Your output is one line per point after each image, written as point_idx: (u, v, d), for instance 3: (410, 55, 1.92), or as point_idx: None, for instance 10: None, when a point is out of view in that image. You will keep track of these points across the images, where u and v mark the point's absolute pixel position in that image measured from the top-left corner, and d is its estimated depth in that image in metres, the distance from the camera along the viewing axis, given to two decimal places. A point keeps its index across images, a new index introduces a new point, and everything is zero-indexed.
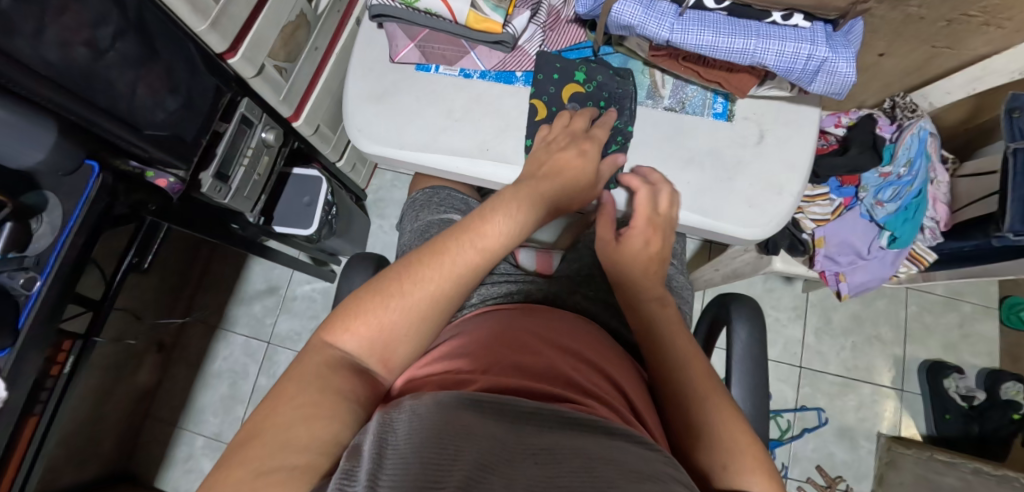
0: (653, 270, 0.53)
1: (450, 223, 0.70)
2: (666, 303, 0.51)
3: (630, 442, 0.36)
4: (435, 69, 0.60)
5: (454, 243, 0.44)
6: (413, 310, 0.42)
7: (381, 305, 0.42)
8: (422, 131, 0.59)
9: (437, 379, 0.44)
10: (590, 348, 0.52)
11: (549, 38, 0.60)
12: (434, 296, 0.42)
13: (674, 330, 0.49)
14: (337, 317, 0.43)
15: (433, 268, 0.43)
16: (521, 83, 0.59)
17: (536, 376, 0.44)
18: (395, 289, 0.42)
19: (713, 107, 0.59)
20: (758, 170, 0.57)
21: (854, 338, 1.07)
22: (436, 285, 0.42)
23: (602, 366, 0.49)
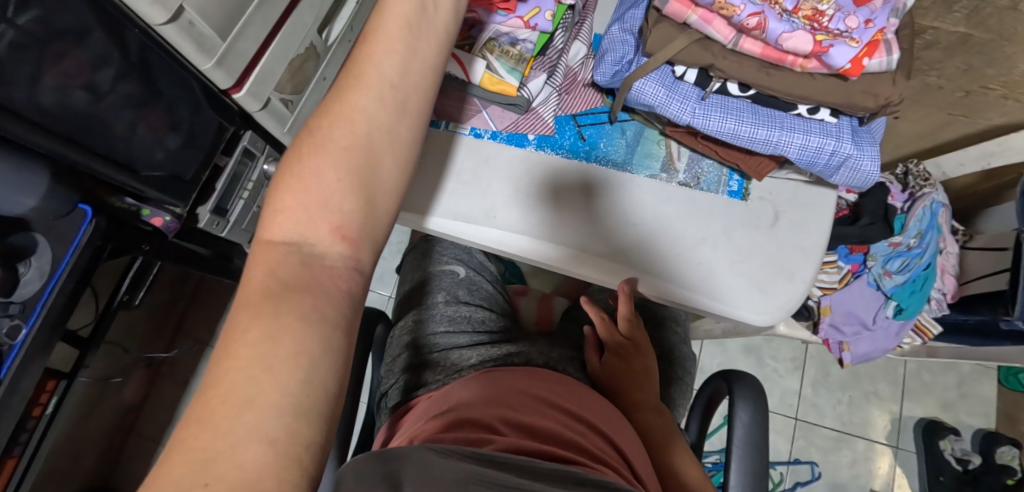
0: (645, 387, 0.59)
1: (454, 276, 0.69)
2: (658, 419, 0.57)
3: None
4: (445, 125, 0.59)
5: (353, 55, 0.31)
6: (359, 141, 0.29)
7: (307, 174, 0.28)
8: (428, 192, 0.57)
9: (455, 435, 0.43)
10: (615, 426, 0.52)
11: (565, 102, 0.59)
12: (360, 125, 0.29)
13: (656, 431, 0.56)
14: (268, 194, 0.29)
15: (350, 93, 0.30)
16: (533, 147, 0.58)
17: (538, 441, 0.43)
18: (320, 130, 0.29)
19: (728, 184, 0.57)
20: (769, 252, 0.55)
21: (851, 392, 1.06)
22: (355, 107, 0.29)
23: (610, 434, 0.49)
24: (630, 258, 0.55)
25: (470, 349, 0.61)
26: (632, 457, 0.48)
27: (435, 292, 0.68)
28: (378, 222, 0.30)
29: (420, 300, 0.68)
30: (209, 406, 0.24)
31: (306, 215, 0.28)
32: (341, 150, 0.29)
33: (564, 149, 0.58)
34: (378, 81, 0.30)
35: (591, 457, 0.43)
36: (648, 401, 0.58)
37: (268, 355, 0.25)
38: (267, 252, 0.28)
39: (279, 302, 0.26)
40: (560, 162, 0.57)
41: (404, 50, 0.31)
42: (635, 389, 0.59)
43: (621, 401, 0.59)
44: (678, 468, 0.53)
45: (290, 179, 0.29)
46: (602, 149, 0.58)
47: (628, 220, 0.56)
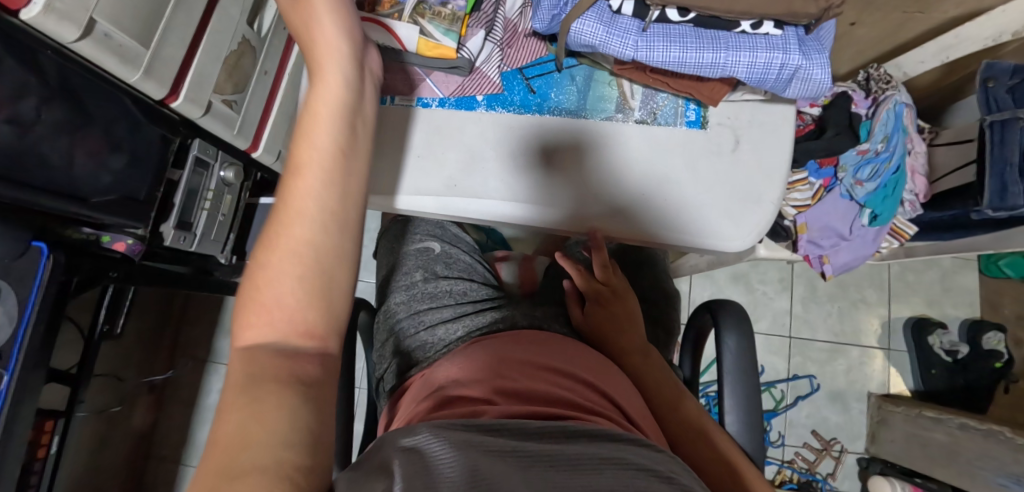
0: (630, 332, 0.60)
1: (429, 252, 0.69)
2: (647, 361, 0.58)
3: (646, 446, 0.36)
4: (390, 100, 0.57)
5: (282, 188, 0.30)
6: (311, 261, 0.29)
7: (266, 303, 0.28)
8: (385, 172, 0.56)
9: (449, 411, 0.43)
10: (609, 379, 0.52)
11: (508, 56, 0.56)
12: (309, 251, 0.29)
13: (649, 376, 0.57)
14: (233, 320, 0.29)
15: (291, 223, 0.29)
16: (483, 108, 0.56)
17: (532, 404, 0.43)
18: (272, 263, 0.29)
19: (686, 115, 0.56)
20: (735, 177, 0.55)
21: (840, 303, 1.07)
22: (302, 234, 0.29)
23: (603, 387, 0.49)
24: (601, 205, 0.54)
25: (456, 322, 0.60)
26: (627, 406, 0.49)
27: (412, 271, 0.68)
28: (340, 316, 0.30)
29: (399, 282, 0.68)
30: (208, 471, 0.23)
31: (274, 328, 0.28)
32: (295, 275, 0.29)
33: (515, 105, 0.56)
34: (317, 209, 0.30)
35: (589, 410, 0.43)
36: (633, 345, 0.59)
37: (253, 423, 0.24)
38: (242, 359, 0.27)
39: (255, 391, 0.25)
40: (512, 121, 0.56)
41: (336, 172, 0.31)
42: (621, 336, 0.60)
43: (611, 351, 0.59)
44: (676, 409, 0.54)
45: (254, 314, 0.28)
46: (553, 98, 0.56)
47: (594, 168, 0.55)
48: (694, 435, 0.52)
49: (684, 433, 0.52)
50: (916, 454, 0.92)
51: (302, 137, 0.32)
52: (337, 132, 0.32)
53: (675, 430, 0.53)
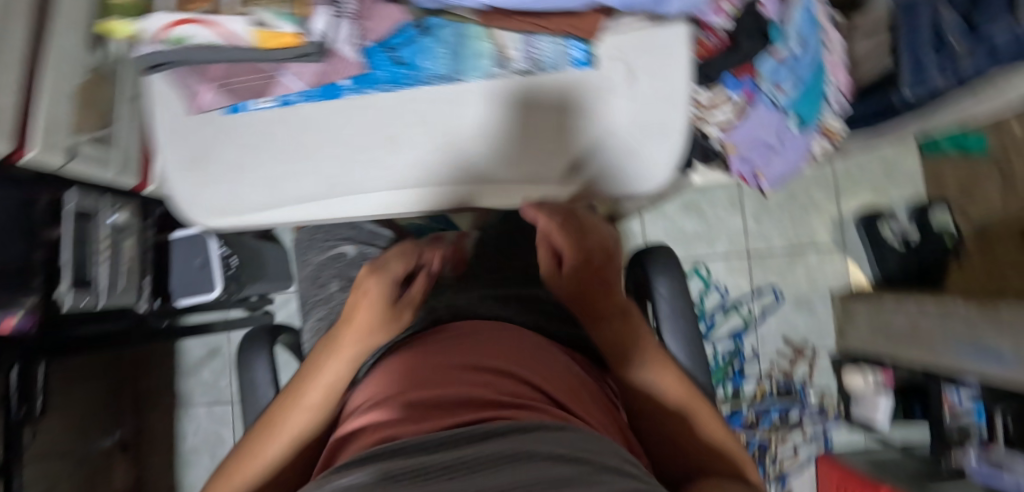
0: (612, 291, 0.51)
1: (343, 258, 0.66)
2: (631, 323, 0.50)
3: (564, 439, 0.34)
4: (248, 106, 0.51)
5: (290, 397, 0.47)
6: (280, 450, 0.45)
7: (249, 465, 0.45)
8: (262, 185, 0.51)
9: (365, 439, 0.39)
10: (540, 362, 0.49)
11: (366, 29, 0.48)
12: (287, 444, 0.46)
13: (628, 342, 0.49)
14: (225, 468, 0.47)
15: (279, 425, 0.46)
16: (351, 93, 0.51)
17: (445, 406, 0.41)
18: (261, 448, 0.46)
19: (570, 55, 0.50)
20: (631, 117, 0.51)
21: (791, 210, 1.06)
22: (283, 433, 0.45)
23: (530, 376, 0.46)
24: (494, 170, 0.52)
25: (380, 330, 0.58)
26: (559, 387, 0.47)
27: (328, 282, 0.65)
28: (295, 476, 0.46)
29: (316, 295, 0.65)
30: None
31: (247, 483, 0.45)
32: (269, 458, 0.45)
33: (384, 83, 0.50)
34: (297, 420, 0.45)
35: (509, 396, 0.42)
36: (615, 303, 0.50)
37: None
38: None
39: None
40: (383, 101, 0.50)
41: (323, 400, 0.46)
42: (595, 287, 0.51)
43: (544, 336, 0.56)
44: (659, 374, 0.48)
45: (237, 475, 0.45)
46: (424, 67, 0.50)
47: (482, 138, 0.51)
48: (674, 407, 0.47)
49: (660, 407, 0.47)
50: (880, 340, 0.94)
51: (317, 371, 0.47)
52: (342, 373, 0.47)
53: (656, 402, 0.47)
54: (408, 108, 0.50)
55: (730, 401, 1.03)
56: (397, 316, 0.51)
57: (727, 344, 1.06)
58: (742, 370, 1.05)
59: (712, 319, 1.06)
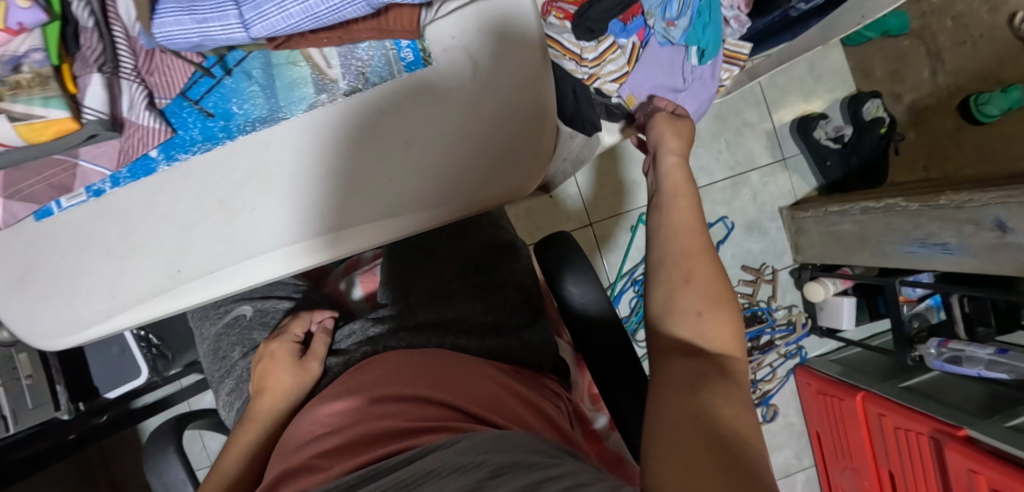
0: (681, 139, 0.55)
1: (242, 321, 0.62)
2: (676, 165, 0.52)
3: (456, 444, 0.36)
4: (59, 206, 0.45)
5: (215, 468, 0.50)
6: None
7: None
8: (94, 292, 0.44)
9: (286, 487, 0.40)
10: (464, 376, 0.49)
11: (159, 86, 0.43)
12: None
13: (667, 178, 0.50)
14: None
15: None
16: (165, 164, 0.44)
17: (361, 445, 0.41)
18: None
19: (401, 57, 0.44)
20: (489, 110, 0.44)
21: (725, 136, 1.00)
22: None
23: (446, 393, 0.46)
24: (349, 207, 0.44)
25: (304, 379, 0.55)
26: (480, 400, 0.46)
27: (230, 351, 0.61)
28: None
29: (221, 369, 0.61)
30: None
31: None
32: None
33: (200, 142, 0.44)
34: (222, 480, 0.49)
35: (425, 421, 0.42)
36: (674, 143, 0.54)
37: None
38: None
39: None
40: (203, 163, 0.44)
41: (247, 459, 0.51)
42: (654, 143, 0.56)
43: (462, 353, 0.54)
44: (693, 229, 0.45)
45: None
46: (238, 112, 0.43)
47: (325, 174, 0.44)
48: (684, 267, 0.42)
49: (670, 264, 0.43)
50: (835, 249, 0.91)
51: (239, 435, 0.52)
52: (259, 433, 0.52)
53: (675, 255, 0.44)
54: (232, 161, 0.44)
55: None
56: (308, 370, 0.56)
57: None
58: None
59: None
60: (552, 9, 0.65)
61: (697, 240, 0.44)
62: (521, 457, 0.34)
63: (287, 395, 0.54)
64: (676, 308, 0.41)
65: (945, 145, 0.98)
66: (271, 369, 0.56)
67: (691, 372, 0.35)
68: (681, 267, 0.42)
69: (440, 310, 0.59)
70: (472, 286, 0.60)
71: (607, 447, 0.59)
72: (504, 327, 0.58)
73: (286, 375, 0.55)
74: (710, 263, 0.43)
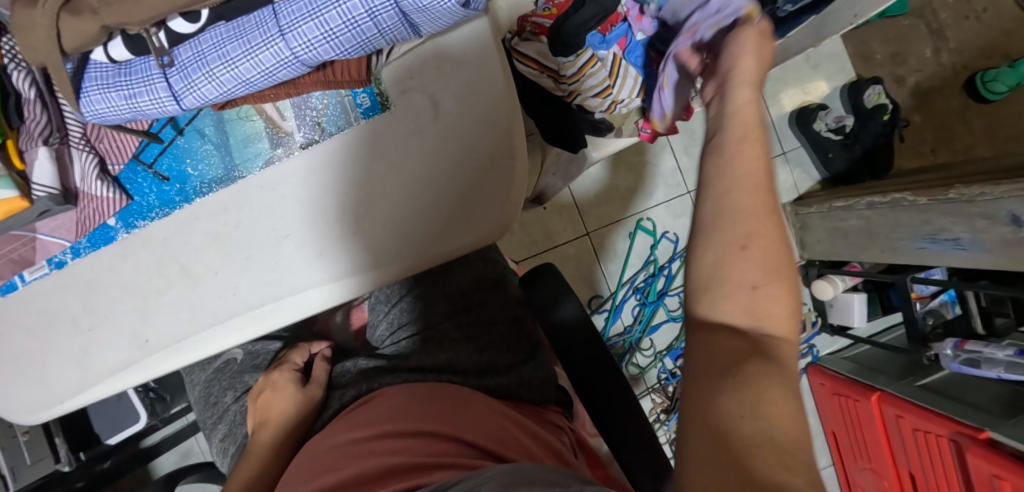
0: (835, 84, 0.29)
1: (233, 365, 0.61)
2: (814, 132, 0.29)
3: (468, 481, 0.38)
4: (21, 280, 0.43)
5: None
6: None
7: None
8: (65, 365, 0.43)
9: None
10: (466, 410, 0.50)
11: (108, 153, 0.42)
12: None
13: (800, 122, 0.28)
14: None
15: None
16: (123, 232, 0.42)
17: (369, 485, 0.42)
18: None
19: (358, 105, 0.42)
20: (453, 153, 0.42)
21: None
22: None
23: (449, 426, 0.47)
24: (316, 266, 0.42)
25: (306, 411, 0.55)
26: (484, 435, 0.47)
27: (222, 396, 0.59)
28: None
29: (214, 414, 0.60)
30: None
31: None
32: None
33: (157, 207, 0.42)
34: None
35: (436, 458, 0.44)
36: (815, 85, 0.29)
37: None
38: None
39: None
40: (162, 229, 0.42)
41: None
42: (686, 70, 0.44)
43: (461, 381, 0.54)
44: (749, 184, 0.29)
45: None
46: (193, 174, 0.42)
47: (287, 233, 0.42)
48: (741, 227, 0.28)
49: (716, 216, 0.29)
50: (841, 245, 0.88)
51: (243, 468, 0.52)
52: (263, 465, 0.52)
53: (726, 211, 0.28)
54: (192, 224, 0.42)
55: None
56: (310, 396, 0.56)
57: None
58: None
59: (670, 269, 0.99)
60: (528, 24, 0.60)
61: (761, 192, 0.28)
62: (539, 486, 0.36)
63: (290, 426, 0.54)
64: (727, 276, 0.28)
65: (953, 126, 0.94)
66: (271, 398, 0.55)
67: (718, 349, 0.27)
68: (735, 226, 0.28)
69: (432, 353, 0.56)
70: (462, 321, 0.58)
71: (611, 474, 0.58)
72: (497, 361, 0.56)
73: (288, 404, 0.54)
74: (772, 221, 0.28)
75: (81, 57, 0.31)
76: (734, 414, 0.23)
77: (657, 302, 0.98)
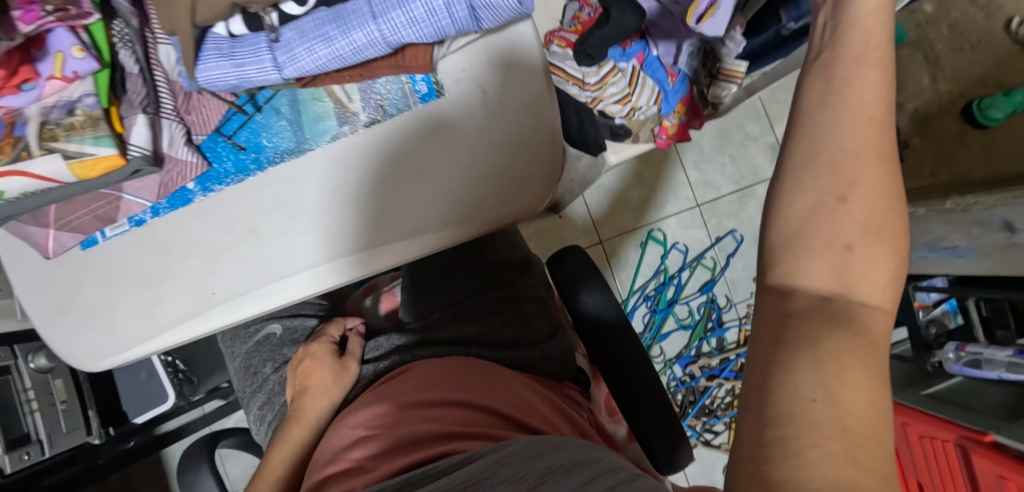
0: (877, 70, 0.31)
1: (273, 339, 0.64)
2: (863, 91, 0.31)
3: (499, 450, 0.42)
4: (103, 236, 0.48)
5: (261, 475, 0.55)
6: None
7: None
8: (134, 316, 0.47)
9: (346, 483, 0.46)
10: (492, 383, 0.53)
11: (195, 123, 0.47)
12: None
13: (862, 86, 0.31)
14: None
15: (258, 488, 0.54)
16: (202, 195, 0.47)
17: (407, 447, 0.46)
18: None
19: (417, 90, 0.47)
20: (499, 134, 0.47)
21: (729, 150, 1.01)
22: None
23: (478, 399, 0.51)
24: (372, 231, 0.47)
25: (343, 385, 0.59)
26: (515, 404, 0.51)
27: (261, 367, 0.63)
28: None
29: (253, 384, 0.63)
30: None
31: None
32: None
33: (234, 173, 0.47)
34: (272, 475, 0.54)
35: (466, 427, 0.47)
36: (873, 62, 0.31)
37: None
38: None
39: None
40: (237, 194, 0.47)
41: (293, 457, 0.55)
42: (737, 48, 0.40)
43: (489, 358, 0.58)
44: (860, 115, 0.30)
45: None
46: (268, 146, 0.47)
47: (349, 200, 0.47)
48: (843, 176, 0.29)
49: (809, 157, 0.30)
50: None
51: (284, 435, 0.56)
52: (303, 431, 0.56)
53: (824, 153, 0.30)
54: (263, 191, 0.47)
55: (717, 353, 1.01)
56: (346, 370, 0.59)
57: (700, 298, 1.02)
58: (721, 320, 1.02)
59: (680, 278, 1.02)
60: (556, 38, 0.67)
61: (871, 134, 0.30)
62: (567, 458, 0.40)
63: (329, 396, 0.58)
64: (817, 230, 0.29)
65: (952, 149, 1.00)
66: (309, 371, 0.59)
67: (789, 313, 0.28)
68: (837, 174, 0.30)
69: (461, 324, 0.61)
70: (491, 301, 0.62)
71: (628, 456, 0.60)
72: (522, 338, 0.60)
73: (324, 379, 0.58)
74: (883, 166, 0.29)
75: (202, 30, 0.37)
76: (805, 396, 0.24)
77: (666, 310, 1.02)
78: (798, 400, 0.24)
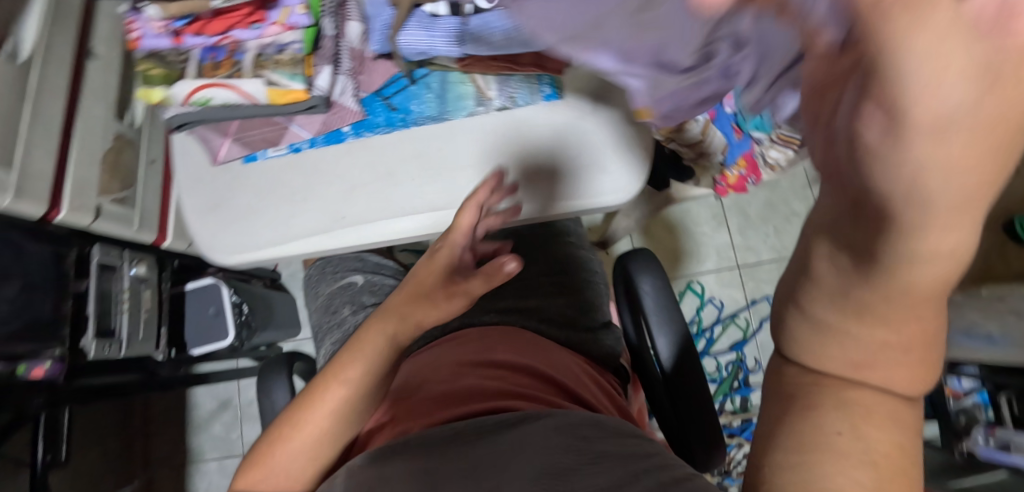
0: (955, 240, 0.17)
1: (353, 287, 0.71)
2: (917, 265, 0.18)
3: (569, 416, 0.46)
4: (263, 155, 0.58)
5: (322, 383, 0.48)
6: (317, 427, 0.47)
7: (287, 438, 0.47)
8: (271, 222, 0.57)
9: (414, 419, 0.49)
10: (551, 358, 0.58)
11: (362, 82, 0.56)
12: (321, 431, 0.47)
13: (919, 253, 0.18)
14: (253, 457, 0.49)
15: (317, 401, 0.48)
16: (353, 137, 0.57)
17: (466, 398, 0.50)
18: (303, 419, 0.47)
19: (543, 92, 0.56)
20: (601, 135, 0.56)
21: (775, 222, 1.09)
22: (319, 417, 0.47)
23: (537, 369, 0.56)
24: None
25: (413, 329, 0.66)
26: (568, 376, 0.57)
27: (340, 308, 0.70)
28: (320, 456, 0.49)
29: (330, 321, 0.70)
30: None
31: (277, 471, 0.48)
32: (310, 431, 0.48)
33: (383, 126, 0.57)
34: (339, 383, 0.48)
35: (526, 390, 0.52)
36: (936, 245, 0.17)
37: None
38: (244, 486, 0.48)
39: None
40: (382, 142, 0.57)
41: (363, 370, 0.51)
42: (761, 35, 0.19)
43: (547, 333, 0.64)
44: (907, 319, 0.19)
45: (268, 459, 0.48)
46: (415, 111, 0.56)
47: (467, 165, 0.56)
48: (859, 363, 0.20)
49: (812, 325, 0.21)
50: None
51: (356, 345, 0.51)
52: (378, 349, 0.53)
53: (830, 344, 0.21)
54: (404, 144, 0.57)
55: (739, 413, 1.04)
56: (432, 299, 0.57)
57: (729, 356, 1.07)
58: (747, 381, 1.05)
59: (711, 332, 1.08)
60: None
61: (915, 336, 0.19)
62: (619, 448, 0.42)
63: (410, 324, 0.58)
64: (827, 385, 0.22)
65: None
66: None
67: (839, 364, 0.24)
68: (849, 356, 0.20)
69: (523, 297, 0.68)
70: (556, 285, 0.69)
71: None
72: (578, 322, 0.66)
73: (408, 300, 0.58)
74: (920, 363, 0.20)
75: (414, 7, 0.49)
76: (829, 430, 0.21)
77: None
78: (819, 435, 0.21)
